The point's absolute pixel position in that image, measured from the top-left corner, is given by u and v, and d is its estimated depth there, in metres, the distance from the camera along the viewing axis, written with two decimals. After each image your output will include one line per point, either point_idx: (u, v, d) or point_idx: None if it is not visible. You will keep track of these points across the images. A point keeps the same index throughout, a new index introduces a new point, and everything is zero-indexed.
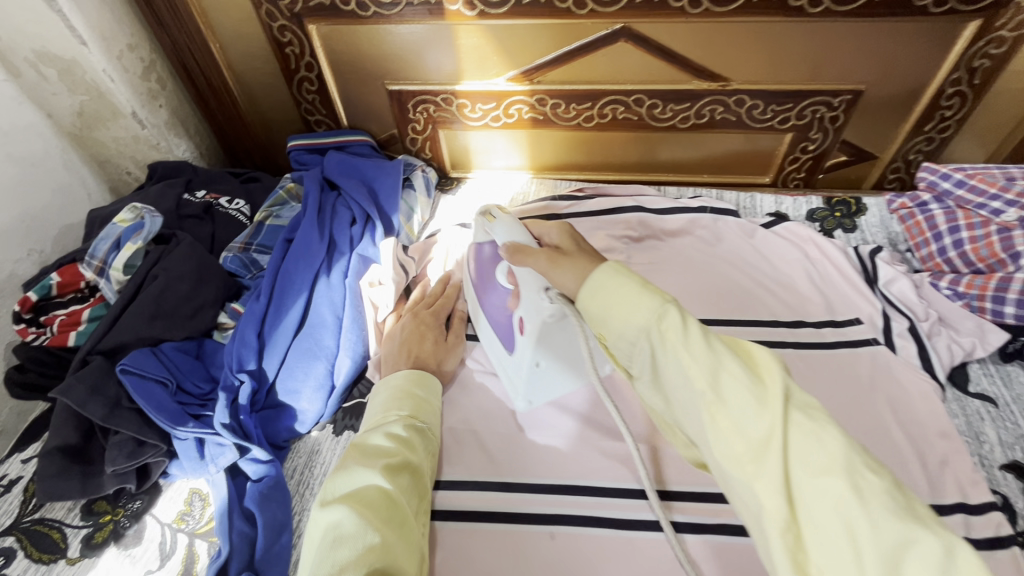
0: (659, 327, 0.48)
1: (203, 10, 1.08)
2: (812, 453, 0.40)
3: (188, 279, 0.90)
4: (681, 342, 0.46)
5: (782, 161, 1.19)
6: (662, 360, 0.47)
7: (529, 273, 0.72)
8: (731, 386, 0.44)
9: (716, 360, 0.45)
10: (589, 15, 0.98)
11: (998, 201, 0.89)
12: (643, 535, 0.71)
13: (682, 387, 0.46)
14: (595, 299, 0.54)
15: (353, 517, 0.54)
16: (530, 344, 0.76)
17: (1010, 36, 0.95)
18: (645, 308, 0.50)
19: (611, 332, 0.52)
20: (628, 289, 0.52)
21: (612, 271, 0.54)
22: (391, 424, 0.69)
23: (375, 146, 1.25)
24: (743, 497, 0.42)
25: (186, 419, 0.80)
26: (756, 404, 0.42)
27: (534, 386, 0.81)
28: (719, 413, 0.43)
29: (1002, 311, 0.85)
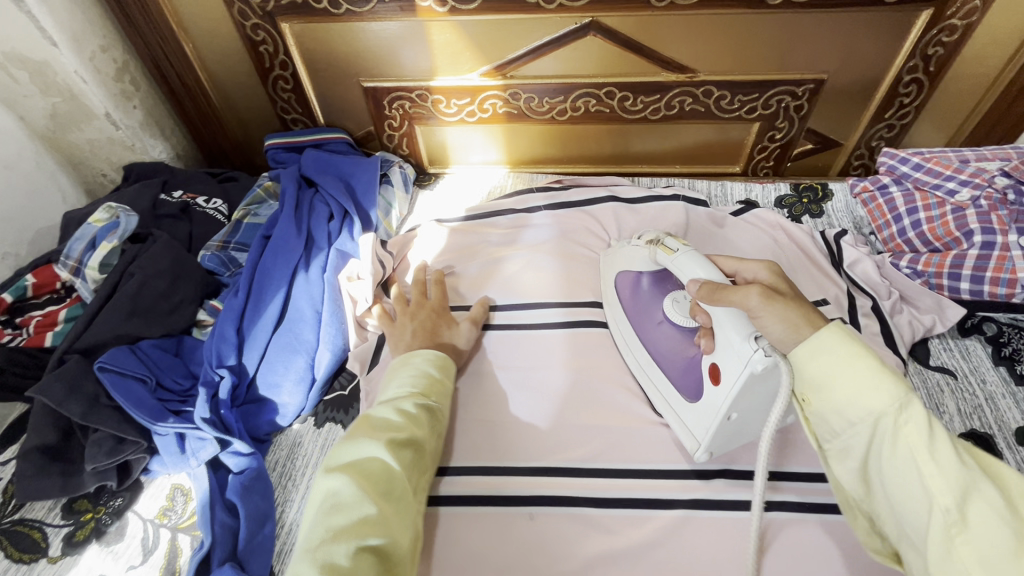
0: (894, 418, 0.50)
1: (175, 10, 1.08)
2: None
3: (166, 276, 0.91)
4: (923, 444, 0.48)
5: (751, 151, 1.22)
6: (894, 457, 0.49)
7: (733, 314, 0.65)
8: (979, 510, 0.45)
9: (961, 473, 0.46)
10: (558, 10, 1.00)
11: (953, 181, 0.91)
12: (618, 512, 0.73)
13: (915, 493, 0.48)
14: (812, 363, 0.56)
15: (352, 487, 0.57)
16: (724, 394, 0.67)
17: (960, 25, 0.99)
18: (884, 394, 0.51)
19: (831, 404, 0.54)
20: (863, 367, 0.53)
21: (838, 336, 0.56)
22: (402, 401, 0.69)
23: (352, 144, 1.26)
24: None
25: (166, 414, 0.80)
26: (1016, 541, 0.43)
27: (719, 439, 0.71)
28: (959, 535, 0.45)
29: (958, 287, 0.89)
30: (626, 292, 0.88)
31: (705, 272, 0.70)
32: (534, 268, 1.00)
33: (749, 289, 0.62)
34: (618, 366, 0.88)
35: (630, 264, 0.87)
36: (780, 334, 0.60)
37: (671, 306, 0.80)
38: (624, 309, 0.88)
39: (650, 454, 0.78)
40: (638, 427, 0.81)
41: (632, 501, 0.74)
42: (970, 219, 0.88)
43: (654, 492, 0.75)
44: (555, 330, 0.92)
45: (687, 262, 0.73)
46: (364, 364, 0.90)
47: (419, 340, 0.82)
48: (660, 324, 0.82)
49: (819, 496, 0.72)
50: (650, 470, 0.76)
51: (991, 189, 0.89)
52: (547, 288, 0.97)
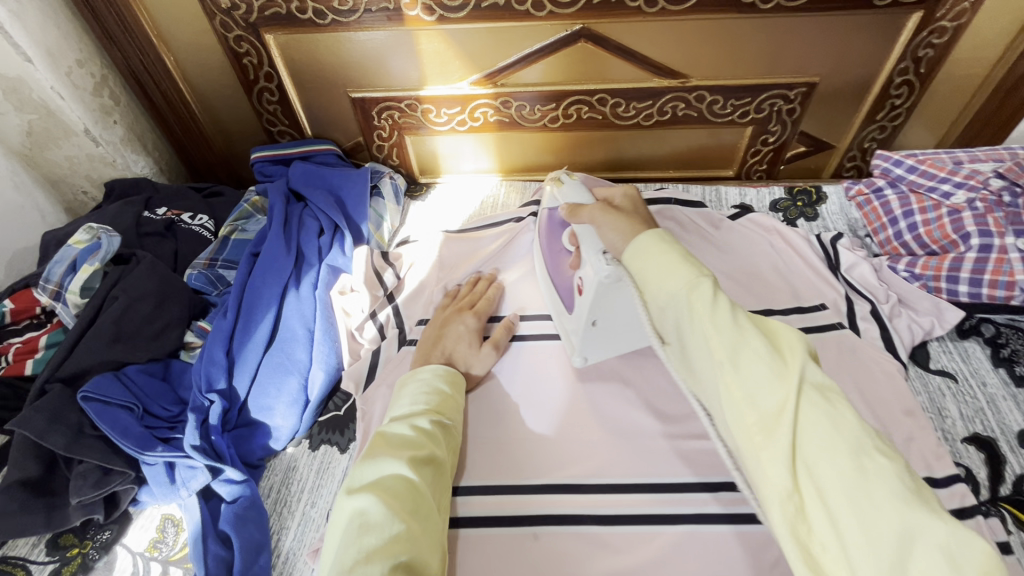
0: (690, 297, 0.51)
1: (156, 24, 1.06)
2: (824, 430, 0.43)
3: (150, 299, 0.87)
4: (706, 313, 0.50)
5: (744, 154, 1.22)
6: (689, 327, 0.51)
7: (589, 232, 0.73)
8: (749, 357, 0.47)
9: (736, 332, 0.48)
10: (548, 17, 0.99)
11: (947, 183, 0.92)
12: (624, 530, 0.71)
13: (705, 358, 0.49)
14: (636, 262, 0.59)
15: (380, 506, 0.54)
16: (585, 305, 0.76)
17: (950, 26, 0.99)
18: (682, 276, 0.53)
19: (652, 296, 0.56)
20: (670, 260, 0.56)
21: (654, 240, 0.60)
22: (418, 417, 0.68)
23: (341, 155, 1.24)
24: (750, 468, 0.45)
25: (154, 443, 0.77)
26: (773, 378, 0.46)
27: (590, 345, 0.83)
28: (735, 384, 0.47)
29: (956, 290, 0.88)
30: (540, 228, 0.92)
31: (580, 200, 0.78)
32: (532, 280, 0.99)
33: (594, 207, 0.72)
34: (617, 377, 0.87)
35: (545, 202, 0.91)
36: (615, 242, 0.67)
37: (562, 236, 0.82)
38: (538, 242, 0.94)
39: (653, 468, 0.76)
40: (641, 440, 0.79)
41: (638, 517, 0.72)
42: (967, 221, 0.88)
43: (660, 508, 0.73)
44: (553, 342, 0.91)
45: (571, 193, 0.81)
46: (360, 384, 0.87)
47: (437, 353, 0.81)
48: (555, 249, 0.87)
49: None
50: (655, 485, 0.75)
51: (986, 191, 0.88)
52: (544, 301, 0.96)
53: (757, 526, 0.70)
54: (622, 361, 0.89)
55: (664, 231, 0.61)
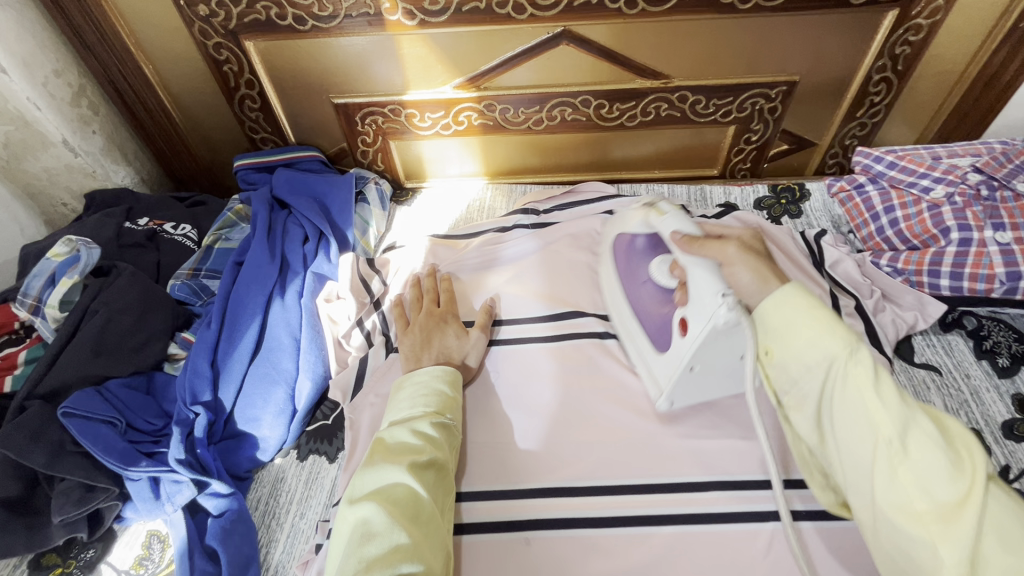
0: (845, 363, 0.54)
1: (133, 32, 1.04)
2: (1008, 528, 0.45)
3: (132, 311, 0.86)
4: (871, 386, 0.52)
5: (728, 153, 1.23)
6: (845, 396, 0.54)
7: (706, 274, 0.66)
8: (920, 442, 0.50)
9: (905, 411, 0.51)
10: (529, 19, 0.99)
11: (927, 178, 0.93)
12: (618, 532, 0.71)
13: (864, 431, 0.52)
14: (776, 313, 0.60)
15: (385, 515, 0.55)
16: (689, 347, 0.70)
17: (926, 23, 1.00)
18: (837, 341, 0.55)
19: (789, 354, 0.58)
20: (820, 319, 0.57)
21: (796, 293, 0.60)
22: (419, 422, 0.67)
23: (325, 162, 1.23)
24: (916, 551, 0.48)
25: (138, 458, 0.76)
26: (951, 469, 0.48)
27: (682, 388, 0.76)
28: (902, 466, 0.49)
29: (938, 284, 0.89)
30: (625, 254, 0.90)
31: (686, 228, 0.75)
32: (519, 283, 0.99)
33: (727, 242, 0.69)
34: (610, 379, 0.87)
35: (629, 226, 0.89)
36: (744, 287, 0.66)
37: (659, 266, 0.80)
38: (617, 270, 0.91)
39: (645, 469, 0.76)
40: (632, 442, 0.79)
41: (630, 519, 0.72)
42: (947, 216, 0.89)
43: (653, 509, 0.73)
44: (537, 346, 0.90)
45: (673, 221, 0.78)
46: (347, 393, 0.87)
47: (427, 357, 0.80)
48: (646, 282, 0.83)
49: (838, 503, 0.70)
50: (647, 485, 0.75)
51: (964, 185, 0.90)
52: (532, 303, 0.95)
53: (748, 525, 0.70)
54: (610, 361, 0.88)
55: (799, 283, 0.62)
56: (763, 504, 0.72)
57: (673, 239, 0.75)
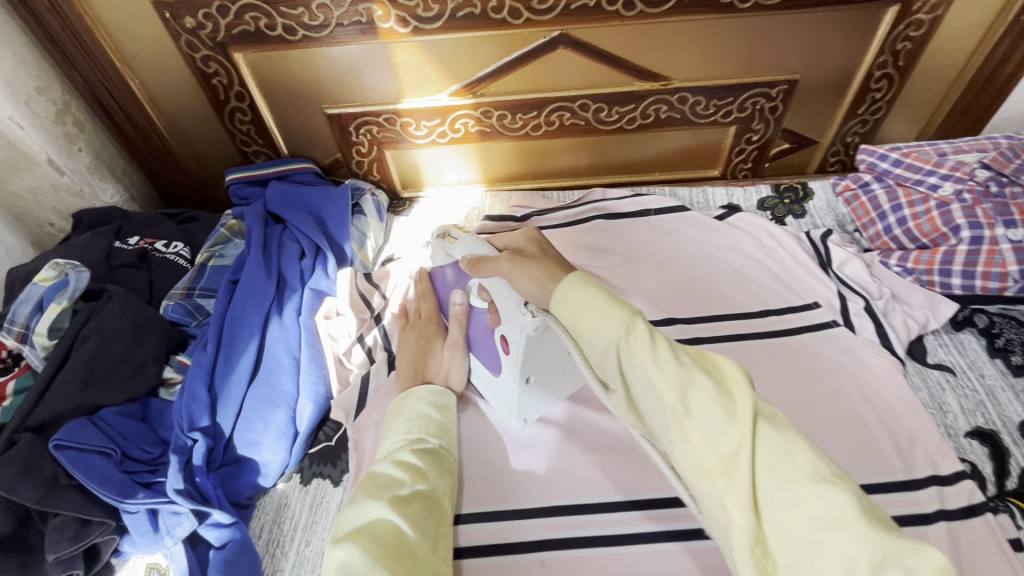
0: (626, 339, 0.49)
1: (118, 47, 1.02)
2: (782, 463, 0.41)
3: (124, 337, 0.83)
4: (647, 354, 0.47)
5: (729, 153, 1.21)
6: (633, 373, 0.48)
7: (504, 292, 0.68)
8: (698, 399, 0.45)
9: (682, 371, 0.46)
10: (525, 24, 0.97)
11: (934, 175, 0.91)
12: (636, 550, 0.69)
13: (653, 401, 0.47)
14: (562, 310, 0.55)
15: (363, 556, 0.50)
16: (517, 362, 0.71)
17: (926, 19, 0.99)
18: (617, 321, 0.50)
19: (585, 341, 0.53)
20: (596, 301, 0.53)
21: (578, 282, 0.56)
22: (401, 452, 0.65)
23: (320, 173, 1.20)
24: (710, 507, 0.44)
25: (135, 489, 0.73)
26: (724, 418, 0.44)
27: (525, 403, 0.78)
28: (688, 428, 0.45)
29: (949, 282, 0.88)
30: (438, 291, 0.84)
31: (475, 250, 0.71)
32: None
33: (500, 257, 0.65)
34: None
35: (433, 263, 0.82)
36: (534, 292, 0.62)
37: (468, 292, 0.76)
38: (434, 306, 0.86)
39: (660, 483, 0.74)
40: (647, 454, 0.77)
41: (647, 535, 0.70)
42: (956, 213, 0.87)
43: (670, 525, 0.71)
44: None
45: (465, 246, 0.72)
46: (349, 412, 0.85)
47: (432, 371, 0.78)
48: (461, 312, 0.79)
49: None
50: (662, 500, 0.73)
51: (973, 182, 0.88)
52: None
53: None
54: None
55: (586, 272, 0.57)
56: None
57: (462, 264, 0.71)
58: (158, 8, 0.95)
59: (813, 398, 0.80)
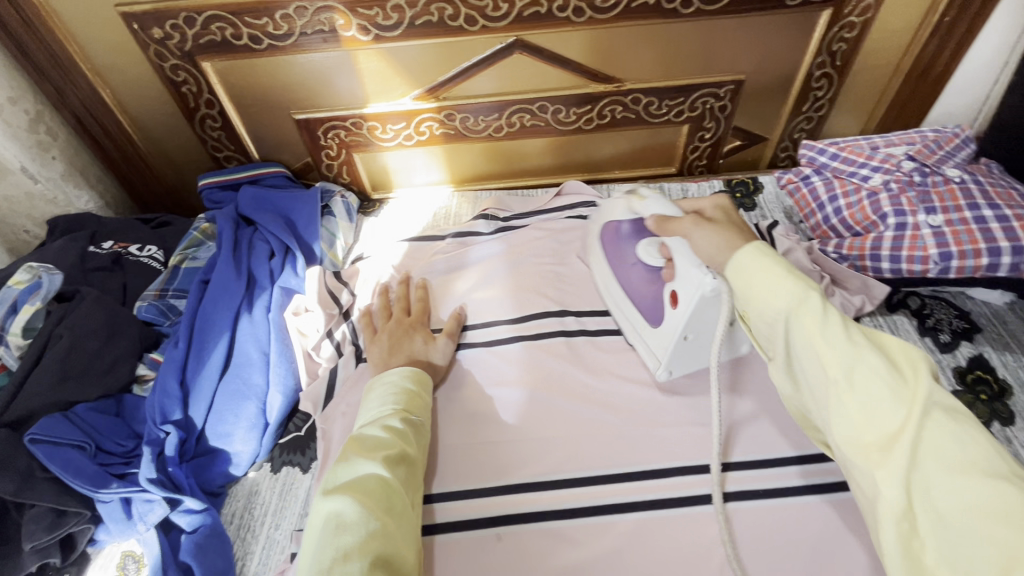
0: (797, 311, 0.58)
1: (89, 57, 1.05)
2: (947, 451, 0.48)
3: (98, 335, 0.86)
4: (817, 328, 0.56)
5: (684, 151, 1.27)
6: (798, 340, 0.58)
7: (686, 247, 0.76)
8: (864, 376, 0.53)
9: (850, 349, 0.54)
10: (481, 31, 1.02)
11: (866, 167, 0.98)
12: (585, 522, 0.74)
13: (816, 371, 0.56)
14: (737, 277, 0.65)
15: (355, 505, 0.56)
16: (681, 316, 0.77)
17: (858, 21, 1.05)
18: (789, 294, 0.59)
19: (755, 312, 0.63)
20: (773, 273, 0.62)
21: (754, 253, 0.65)
22: (389, 418, 0.70)
23: (290, 177, 1.24)
24: (863, 480, 0.52)
25: (110, 480, 0.77)
26: (894, 397, 0.52)
27: (678, 358, 0.82)
28: (850, 400, 0.53)
29: (880, 267, 0.94)
30: (608, 240, 0.95)
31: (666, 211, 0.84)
32: (484, 287, 1.01)
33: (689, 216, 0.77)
34: (577, 369, 0.90)
35: (613, 215, 0.96)
36: (713, 254, 0.74)
37: (644, 248, 0.87)
38: (604, 255, 0.96)
39: (611, 459, 0.79)
40: (601, 434, 0.82)
41: (597, 508, 0.75)
42: (884, 202, 0.93)
43: (616, 498, 0.76)
44: (508, 345, 0.93)
45: (656, 205, 0.87)
46: (318, 404, 0.88)
47: (397, 359, 0.83)
48: (631, 263, 0.89)
49: (823, 476, 0.76)
50: (612, 475, 0.78)
51: (899, 173, 0.95)
52: (500, 308, 0.98)
53: (705, 508, 0.75)
54: (577, 359, 0.91)
55: (763, 244, 0.66)
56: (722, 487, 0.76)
57: (651, 222, 0.84)
58: (126, 20, 0.98)
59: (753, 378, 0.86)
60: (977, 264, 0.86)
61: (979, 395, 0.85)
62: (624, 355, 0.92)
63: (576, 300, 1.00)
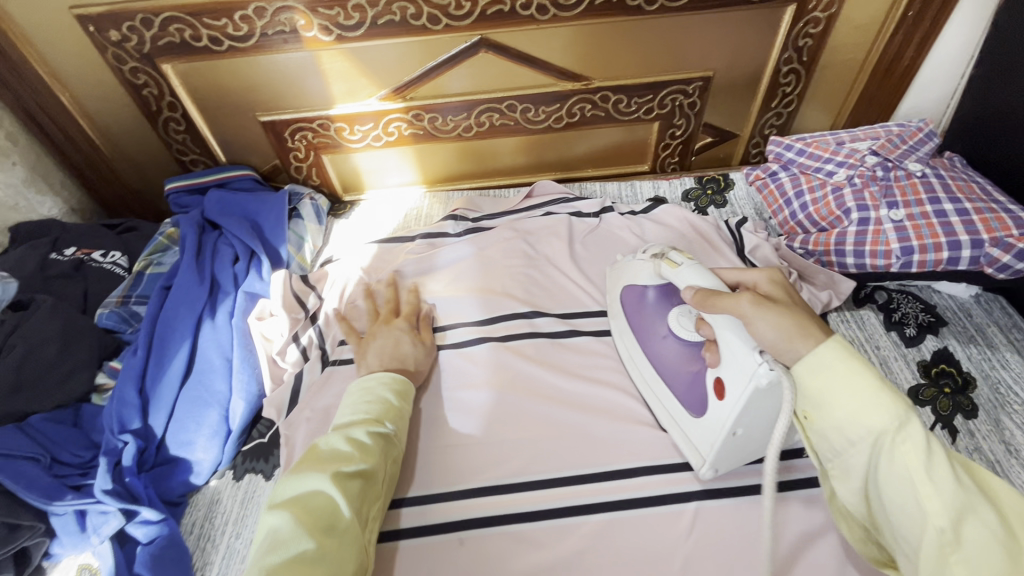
0: (893, 437, 0.51)
1: (46, 61, 1.03)
2: None
3: (53, 344, 0.84)
4: (920, 462, 0.49)
5: (656, 149, 1.27)
6: (892, 471, 0.50)
7: (737, 332, 0.63)
8: (973, 529, 0.46)
9: (957, 494, 0.48)
10: (445, 30, 1.01)
11: (831, 163, 0.98)
12: (547, 524, 0.74)
13: (912, 511, 0.49)
14: (812, 377, 0.56)
15: (292, 523, 0.57)
16: (732, 412, 0.65)
17: (823, 16, 1.06)
18: (887, 414, 0.51)
19: (834, 425, 0.54)
20: (863, 385, 0.53)
21: (839, 354, 0.55)
22: (355, 429, 0.68)
23: (259, 180, 1.22)
24: None
25: (64, 491, 0.75)
26: (1010, 562, 0.45)
27: (723, 456, 0.71)
28: (953, 554, 0.46)
29: (845, 262, 0.94)
30: (633, 307, 0.87)
31: (704, 282, 0.71)
32: (453, 288, 1.01)
33: (740, 295, 0.63)
34: (543, 369, 0.89)
35: (637, 278, 0.88)
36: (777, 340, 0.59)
37: (676, 319, 0.79)
38: (630, 323, 0.87)
39: (576, 460, 0.79)
40: (566, 435, 0.82)
41: (560, 510, 0.75)
42: (847, 198, 0.94)
43: (580, 499, 0.76)
44: (475, 346, 0.92)
45: (690, 274, 0.74)
46: (282, 410, 0.87)
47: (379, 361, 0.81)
48: (662, 336, 0.80)
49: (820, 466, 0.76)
50: (577, 477, 0.77)
51: (863, 168, 0.95)
52: (467, 309, 0.97)
53: (668, 507, 0.74)
54: (544, 359, 0.91)
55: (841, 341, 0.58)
56: (685, 485, 0.76)
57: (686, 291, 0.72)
58: (82, 22, 0.97)
59: None
60: (937, 258, 0.86)
61: (943, 388, 0.85)
62: (592, 355, 0.92)
63: (545, 300, 0.99)
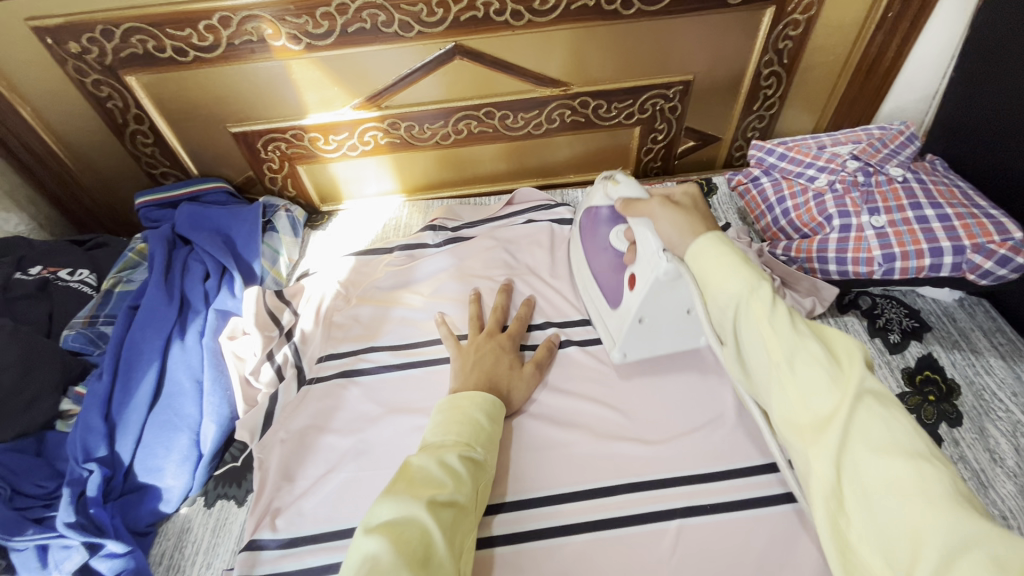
0: (747, 296, 0.57)
1: (5, 74, 0.99)
2: (877, 435, 0.49)
3: (13, 370, 0.81)
4: (766, 314, 0.55)
5: (639, 153, 1.25)
6: (746, 327, 0.57)
7: (650, 234, 0.75)
8: (805, 361, 0.53)
9: (795, 336, 0.54)
10: (417, 37, 0.98)
11: (812, 167, 0.96)
12: (528, 547, 0.71)
13: (760, 355, 0.56)
14: (695, 262, 0.63)
15: (391, 551, 0.51)
16: (637, 298, 0.78)
17: (802, 19, 1.04)
18: (740, 279, 0.57)
19: (708, 296, 0.60)
20: (727, 260, 0.60)
21: (713, 241, 0.63)
22: (449, 452, 0.64)
23: (233, 192, 1.19)
24: (801, 460, 0.53)
25: (25, 525, 0.73)
26: (830, 382, 0.52)
27: (632, 341, 0.84)
28: (789, 382, 0.53)
29: (827, 269, 0.92)
30: (587, 222, 0.95)
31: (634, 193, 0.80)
32: (432, 301, 0.98)
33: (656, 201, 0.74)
34: None
35: (593, 199, 0.94)
36: (673, 236, 0.71)
37: (616, 233, 0.88)
38: (583, 238, 0.97)
39: (557, 479, 0.77)
40: (547, 453, 0.79)
41: (541, 532, 0.72)
42: (829, 204, 0.92)
43: (562, 519, 0.73)
44: None
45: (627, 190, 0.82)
46: (256, 432, 0.83)
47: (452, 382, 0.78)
48: (603, 246, 0.90)
49: None
50: (558, 497, 0.75)
51: (844, 172, 0.94)
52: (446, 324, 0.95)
53: (652, 525, 0.72)
54: None
55: (720, 233, 0.65)
56: (669, 503, 0.74)
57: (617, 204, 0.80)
58: (39, 35, 0.93)
59: (702, 393, 0.84)
60: (919, 265, 0.85)
61: (928, 396, 0.84)
62: (574, 368, 0.90)
63: None
